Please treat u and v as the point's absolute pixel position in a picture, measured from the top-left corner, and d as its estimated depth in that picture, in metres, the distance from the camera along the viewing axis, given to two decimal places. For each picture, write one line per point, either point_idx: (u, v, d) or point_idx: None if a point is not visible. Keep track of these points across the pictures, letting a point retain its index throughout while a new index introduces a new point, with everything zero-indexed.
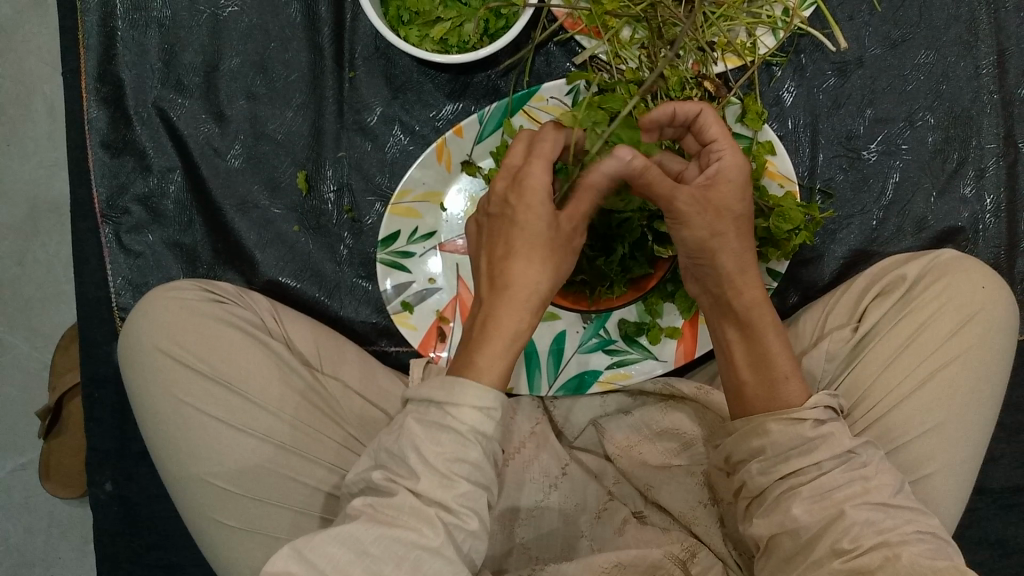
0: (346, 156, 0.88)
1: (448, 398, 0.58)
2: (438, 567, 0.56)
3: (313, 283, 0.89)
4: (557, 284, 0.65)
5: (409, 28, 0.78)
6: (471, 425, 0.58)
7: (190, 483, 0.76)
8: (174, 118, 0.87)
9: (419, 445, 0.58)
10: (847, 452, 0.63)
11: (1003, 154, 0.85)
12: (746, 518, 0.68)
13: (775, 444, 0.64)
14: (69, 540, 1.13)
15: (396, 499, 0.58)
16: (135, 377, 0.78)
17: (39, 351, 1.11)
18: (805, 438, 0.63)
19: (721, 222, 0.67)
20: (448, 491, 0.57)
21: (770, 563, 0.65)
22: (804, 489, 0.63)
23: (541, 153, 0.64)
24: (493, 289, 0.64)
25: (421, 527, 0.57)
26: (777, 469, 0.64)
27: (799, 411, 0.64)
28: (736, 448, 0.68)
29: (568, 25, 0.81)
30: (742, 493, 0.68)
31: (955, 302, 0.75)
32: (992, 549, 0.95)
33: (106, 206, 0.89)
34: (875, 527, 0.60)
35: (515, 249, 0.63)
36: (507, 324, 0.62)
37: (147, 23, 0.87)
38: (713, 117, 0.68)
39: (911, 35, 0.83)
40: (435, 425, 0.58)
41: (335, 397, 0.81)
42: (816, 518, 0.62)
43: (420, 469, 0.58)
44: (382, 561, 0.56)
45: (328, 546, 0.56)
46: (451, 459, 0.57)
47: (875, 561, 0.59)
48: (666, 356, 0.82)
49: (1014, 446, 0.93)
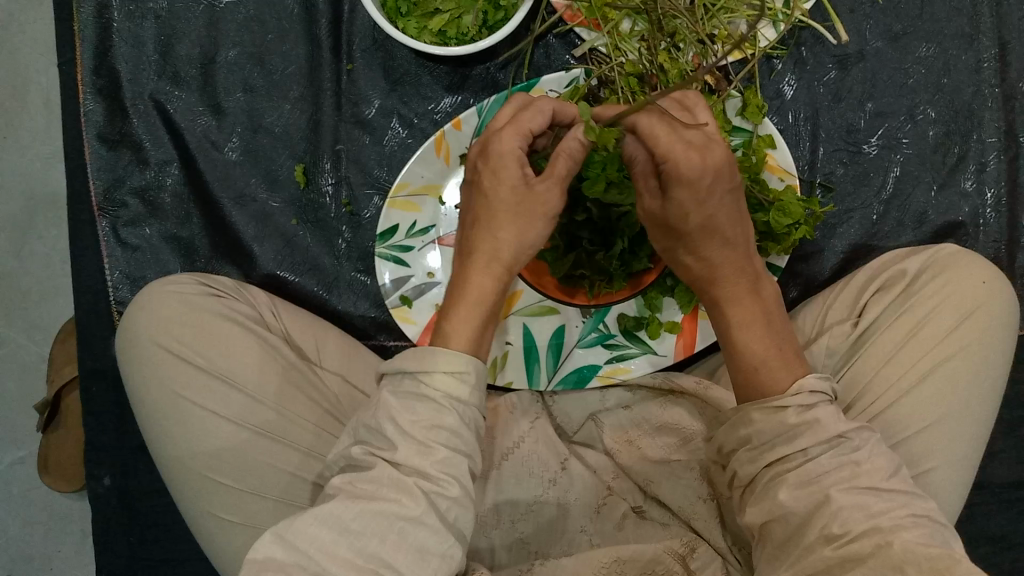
0: (344, 149, 0.87)
1: (422, 367, 0.60)
2: (423, 538, 0.57)
3: (312, 277, 0.88)
4: (526, 249, 0.66)
5: (407, 20, 0.78)
6: (445, 392, 0.60)
7: (189, 477, 0.76)
8: (171, 110, 0.87)
9: (395, 416, 0.60)
10: (836, 436, 0.63)
11: (1004, 149, 0.85)
12: (741, 508, 0.69)
13: (760, 433, 0.65)
14: (69, 533, 1.13)
15: (375, 473, 0.59)
16: (133, 371, 0.78)
17: (37, 345, 1.11)
18: (786, 426, 0.63)
19: (675, 236, 0.67)
20: (426, 458, 0.59)
21: (765, 551, 0.64)
22: (790, 476, 0.63)
23: (515, 121, 0.65)
24: (461, 255, 0.67)
25: (401, 498, 0.58)
26: (765, 457, 0.64)
27: (778, 400, 0.64)
28: (726, 439, 0.69)
29: (567, 18, 0.80)
30: (735, 483, 0.69)
31: (956, 295, 0.75)
32: (991, 544, 0.95)
33: (102, 199, 0.88)
34: (865, 511, 0.60)
35: (483, 217, 0.66)
36: (475, 290, 0.65)
37: (143, 15, 0.86)
38: (647, 122, 0.63)
39: (913, 28, 0.83)
40: (411, 395, 0.60)
41: (334, 391, 0.81)
42: (803, 502, 0.62)
43: (397, 439, 0.59)
44: (366, 536, 0.57)
45: (309, 527, 0.57)
46: (427, 427, 0.59)
47: (866, 548, 0.58)
48: (666, 350, 0.82)
49: (1013, 440, 0.94)
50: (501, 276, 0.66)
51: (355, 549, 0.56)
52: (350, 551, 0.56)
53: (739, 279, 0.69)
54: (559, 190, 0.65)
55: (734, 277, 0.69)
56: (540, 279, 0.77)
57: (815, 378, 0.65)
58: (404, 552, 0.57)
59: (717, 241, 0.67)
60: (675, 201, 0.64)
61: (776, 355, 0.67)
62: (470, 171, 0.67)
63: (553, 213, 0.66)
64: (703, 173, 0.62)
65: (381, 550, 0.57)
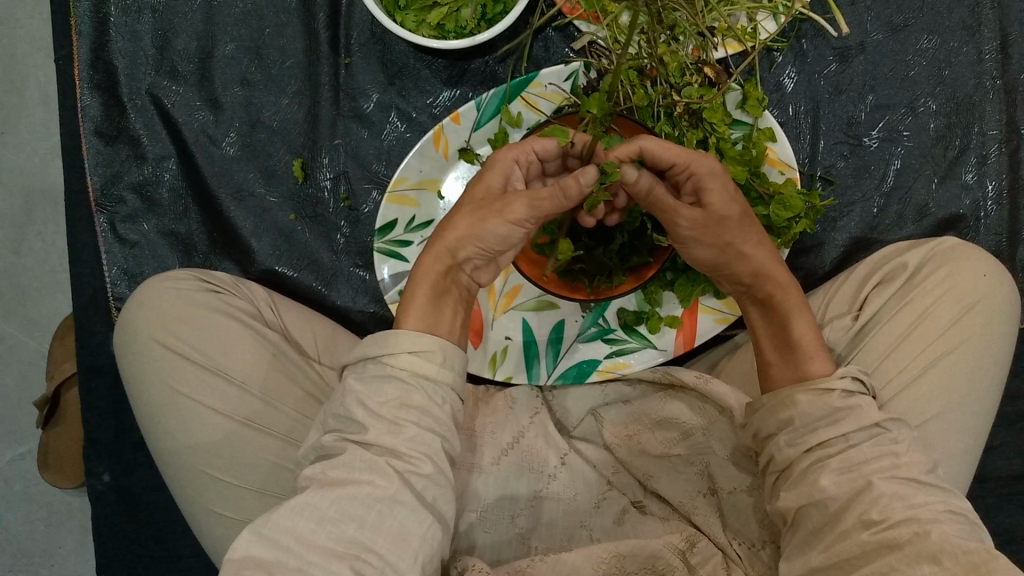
0: (343, 144, 0.87)
1: (381, 349, 0.61)
2: (402, 519, 0.57)
3: (310, 272, 0.88)
4: (474, 242, 0.65)
5: (406, 13, 0.77)
6: (409, 370, 0.60)
7: (187, 474, 0.76)
8: (168, 105, 0.86)
9: (363, 399, 0.60)
10: (875, 424, 0.62)
11: (1006, 141, 0.84)
12: (772, 495, 0.67)
13: (802, 414, 0.64)
14: (69, 530, 1.13)
15: (345, 456, 0.59)
16: (130, 366, 0.78)
17: (35, 342, 1.11)
18: (830, 409, 0.63)
19: (726, 232, 0.67)
20: (396, 436, 0.59)
21: (796, 537, 0.63)
22: (831, 461, 0.62)
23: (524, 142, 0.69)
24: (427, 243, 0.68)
25: (375, 479, 0.57)
26: (806, 441, 0.63)
27: (828, 380, 0.64)
28: (764, 423, 0.67)
29: (567, 10, 0.80)
30: (770, 468, 0.67)
31: (956, 287, 0.75)
32: (992, 537, 0.95)
33: (100, 195, 0.88)
34: (904, 501, 0.59)
35: (457, 206, 0.69)
36: (425, 274, 0.66)
37: (140, 9, 0.86)
38: (653, 143, 0.65)
39: (914, 20, 0.83)
40: (375, 377, 0.60)
41: (330, 384, 0.81)
42: (843, 487, 0.61)
43: (368, 421, 0.59)
44: (343, 522, 0.56)
45: (286, 519, 0.55)
46: (397, 406, 0.59)
47: (903, 535, 0.57)
48: (665, 345, 0.82)
49: (1013, 434, 0.93)
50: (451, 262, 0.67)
51: (333, 537, 0.55)
52: (329, 539, 0.55)
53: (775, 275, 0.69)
54: (524, 204, 0.63)
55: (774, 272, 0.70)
56: (540, 276, 0.76)
57: (857, 367, 0.65)
58: (382, 535, 0.56)
59: (750, 235, 0.69)
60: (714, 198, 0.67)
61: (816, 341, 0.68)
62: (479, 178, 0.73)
63: (508, 217, 0.64)
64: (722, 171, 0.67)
65: (360, 535, 0.56)
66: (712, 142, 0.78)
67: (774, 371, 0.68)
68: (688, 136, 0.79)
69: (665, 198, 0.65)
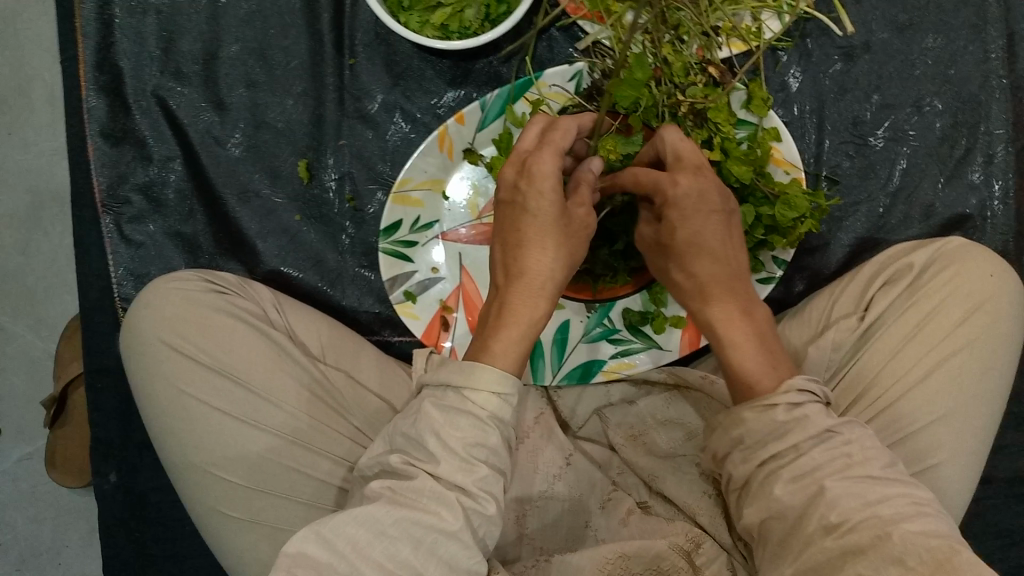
0: (347, 145, 0.87)
1: (466, 383, 0.59)
2: (454, 551, 0.56)
3: (315, 273, 0.88)
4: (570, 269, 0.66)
5: (409, 13, 0.77)
6: (491, 411, 0.59)
7: (193, 474, 0.76)
8: (173, 106, 0.87)
9: (439, 430, 0.58)
10: (825, 430, 0.60)
11: (1012, 140, 0.84)
12: (738, 510, 0.66)
13: (750, 432, 0.62)
14: (75, 530, 1.13)
15: (416, 483, 0.58)
16: (137, 367, 0.78)
17: (43, 342, 1.11)
18: (778, 422, 0.60)
19: (662, 262, 0.70)
20: (469, 475, 0.58)
21: (766, 550, 0.62)
22: (783, 472, 0.60)
23: (554, 144, 0.64)
24: (507, 276, 0.64)
25: (439, 510, 0.56)
26: (757, 455, 0.61)
27: (772, 397, 0.61)
28: (720, 442, 0.65)
29: (570, 10, 0.80)
30: (730, 486, 0.65)
31: (963, 288, 0.74)
32: (998, 539, 0.95)
33: (106, 196, 0.88)
34: (862, 500, 0.57)
35: (532, 237, 0.63)
36: (529, 318, 0.63)
37: (146, 11, 0.86)
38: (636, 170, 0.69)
39: (919, 19, 0.82)
40: (454, 408, 0.59)
41: (337, 387, 0.80)
42: (798, 496, 0.59)
43: (440, 453, 0.58)
44: (400, 542, 0.55)
45: (348, 526, 0.56)
46: (472, 444, 0.58)
47: (865, 538, 0.56)
48: (671, 345, 0.82)
49: (1020, 435, 0.93)
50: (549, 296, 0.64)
51: (388, 554, 0.55)
52: (382, 555, 0.55)
53: (731, 297, 0.67)
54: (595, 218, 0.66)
55: (721, 301, 0.67)
56: None
57: (803, 378, 0.62)
58: (434, 563, 0.56)
59: (691, 264, 0.67)
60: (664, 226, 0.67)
61: (766, 363, 0.64)
62: (508, 189, 0.65)
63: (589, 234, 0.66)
64: (685, 203, 0.66)
65: (413, 558, 0.55)
66: (717, 141, 0.77)
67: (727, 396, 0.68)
68: (693, 137, 0.78)
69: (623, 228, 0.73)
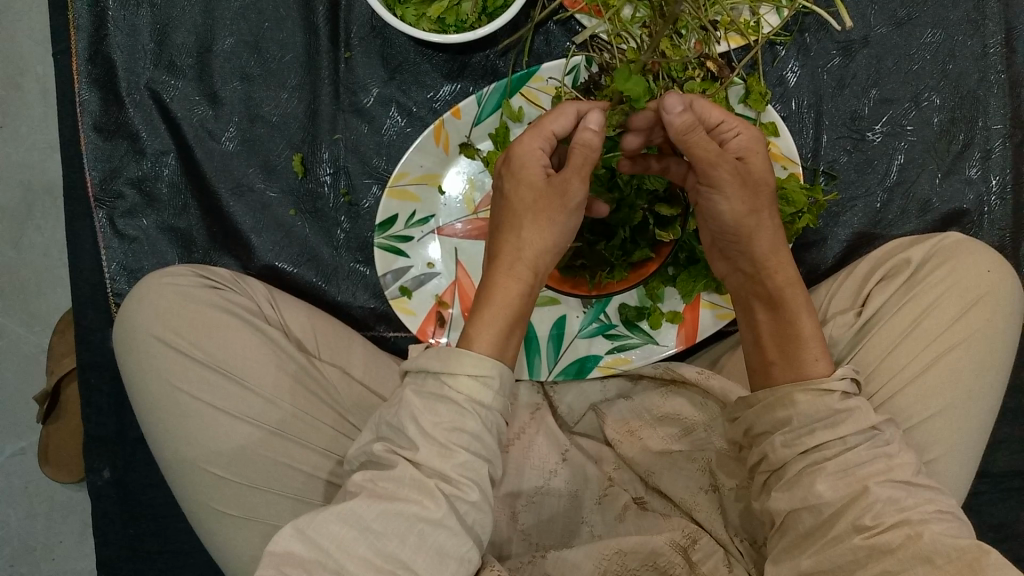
0: (343, 139, 0.86)
1: (445, 368, 0.59)
2: (442, 540, 0.56)
3: (310, 268, 0.87)
4: (550, 252, 0.66)
5: (406, 7, 0.77)
6: (468, 396, 0.58)
7: (186, 470, 0.75)
8: (167, 99, 0.86)
9: (417, 416, 0.58)
10: (872, 427, 0.62)
11: (1010, 136, 0.84)
12: (762, 493, 0.67)
13: (801, 414, 0.63)
14: (68, 525, 1.12)
15: (397, 472, 0.57)
16: (129, 362, 0.78)
17: (36, 336, 1.10)
18: (832, 411, 0.61)
19: (758, 200, 0.67)
20: (447, 460, 0.57)
21: (783, 541, 0.63)
22: (828, 464, 0.61)
23: (538, 126, 0.66)
24: (488, 261, 0.67)
25: (422, 500, 0.56)
26: (802, 442, 0.62)
27: (828, 382, 0.62)
28: (758, 420, 0.66)
29: (569, 3, 0.79)
30: (761, 466, 0.66)
31: (960, 284, 0.74)
32: (994, 533, 0.95)
33: (99, 189, 0.88)
34: (897, 505, 0.59)
35: (509, 220, 0.66)
36: (502, 299, 0.64)
37: (139, 3, 0.85)
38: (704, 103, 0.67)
39: (917, 14, 0.82)
40: (433, 396, 0.59)
41: (333, 385, 0.80)
42: (841, 492, 0.60)
43: (420, 440, 0.58)
44: (386, 537, 0.55)
45: (331, 524, 0.55)
46: (449, 429, 0.58)
47: (896, 539, 0.57)
48: (666, 340, 0.83)
49: (1015, 430, 0.93)
50: (524, 278, 0.65)
51: (375, 548, 0.55)
52: (369, 550, 0.55)
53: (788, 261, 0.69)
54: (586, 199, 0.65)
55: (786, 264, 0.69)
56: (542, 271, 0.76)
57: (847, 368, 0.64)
58: (423, 555, 0.55)
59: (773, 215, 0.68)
60: (751, 162, 0.67)
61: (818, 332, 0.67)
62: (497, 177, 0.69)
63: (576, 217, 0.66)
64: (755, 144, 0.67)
65: (400, 551, 0.55)
66: None
67: (771, 367, 0.67)
68: None
69: (701, 146, 0.64)
